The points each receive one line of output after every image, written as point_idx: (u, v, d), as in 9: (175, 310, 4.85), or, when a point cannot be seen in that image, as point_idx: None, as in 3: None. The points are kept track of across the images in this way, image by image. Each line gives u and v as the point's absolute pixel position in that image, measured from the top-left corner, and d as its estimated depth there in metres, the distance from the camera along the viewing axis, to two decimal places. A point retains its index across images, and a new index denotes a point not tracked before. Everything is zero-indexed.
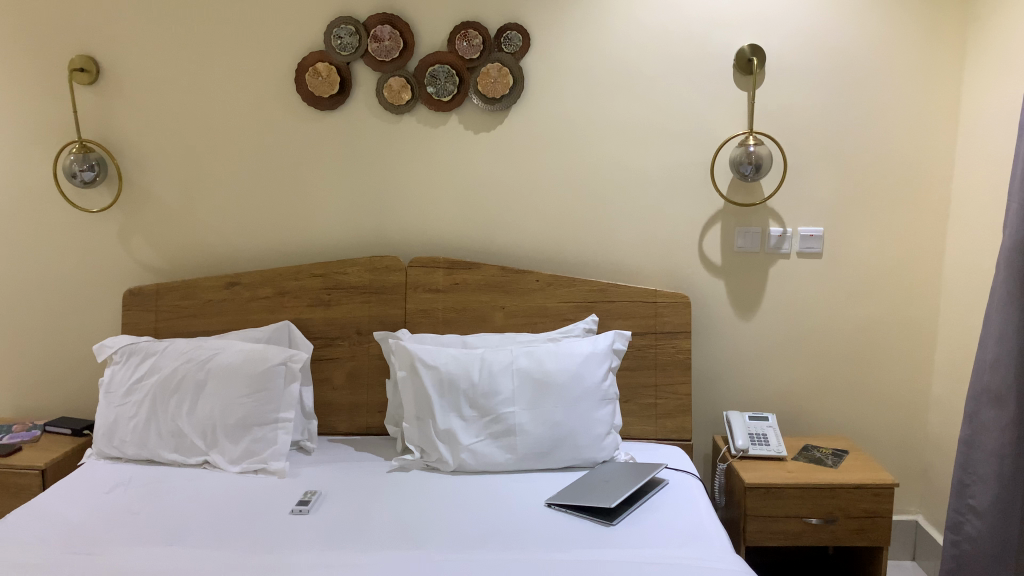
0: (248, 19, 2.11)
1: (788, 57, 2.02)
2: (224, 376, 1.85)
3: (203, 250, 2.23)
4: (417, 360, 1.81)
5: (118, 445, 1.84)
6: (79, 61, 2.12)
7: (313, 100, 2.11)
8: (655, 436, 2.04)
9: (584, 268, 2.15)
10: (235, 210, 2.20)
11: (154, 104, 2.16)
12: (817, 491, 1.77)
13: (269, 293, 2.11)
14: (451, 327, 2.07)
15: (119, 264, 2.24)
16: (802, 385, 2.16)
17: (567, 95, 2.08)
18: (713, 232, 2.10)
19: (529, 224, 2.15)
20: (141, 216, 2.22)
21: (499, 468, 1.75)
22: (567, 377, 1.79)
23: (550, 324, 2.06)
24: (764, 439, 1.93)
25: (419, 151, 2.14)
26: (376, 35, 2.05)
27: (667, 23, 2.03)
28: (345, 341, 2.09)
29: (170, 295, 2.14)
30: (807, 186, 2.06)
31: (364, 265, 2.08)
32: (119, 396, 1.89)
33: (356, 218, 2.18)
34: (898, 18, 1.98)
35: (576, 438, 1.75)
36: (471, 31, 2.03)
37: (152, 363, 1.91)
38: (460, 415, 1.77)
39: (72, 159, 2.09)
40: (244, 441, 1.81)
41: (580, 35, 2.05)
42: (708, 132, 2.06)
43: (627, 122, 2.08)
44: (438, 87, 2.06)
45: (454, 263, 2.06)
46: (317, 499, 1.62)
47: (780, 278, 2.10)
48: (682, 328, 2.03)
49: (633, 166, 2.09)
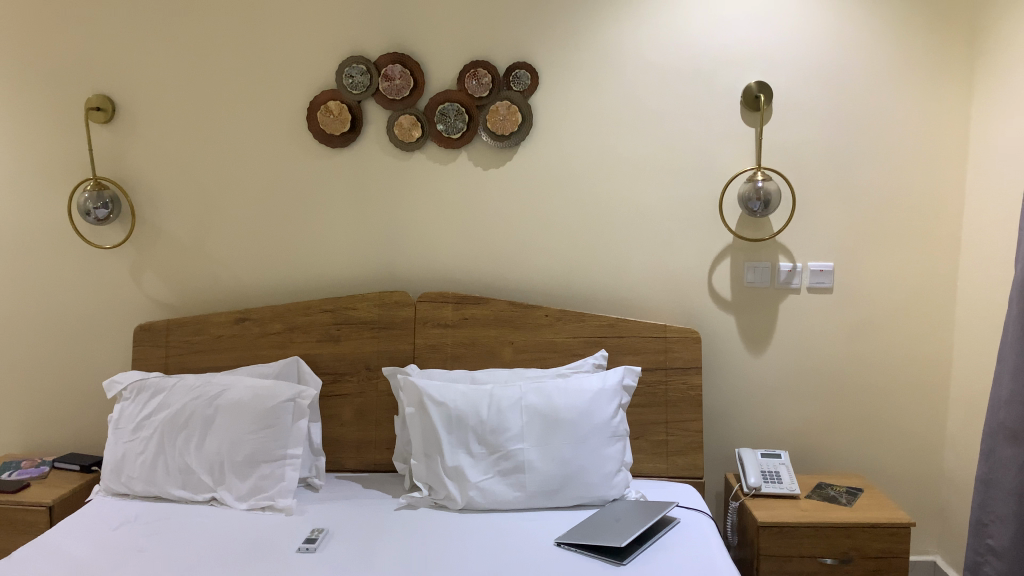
0: (261, 59, 2.15)
1: (794, 94, 2.03)
2: (232, 413, 1.85)
3: (214, 285, 2.24)
4: (426, 396, 1.80)
5: (126, 481, 1.83)
6: (94, 101, 2.16)
7: (324, 137, 2.13)
8: (666, 474, 2.02)
9: (593, 303, 2.15)
10: (246, 246, 2.22)
11: (168, 142, 2.20)
12: (831, 531, 1.74)
13: (279, 328, 2.12)
14: (460, 362, 2.06)
15: (130, 299, 2.26)
16: (815, 421, 2.13)
17: (574, 133, 2.10)
18: (722, 267, 2.10)
19: (538, 260, 2.15)
20: (153, 252, 2.24)
21: (507, 506, 1.73)
22: (576, 414, 1.77)
23: (558, 359, 2.05)
24: (777, 476, 1.90)
25: (428, 187, 2.16)
26: (387, 74, 2.08)
27: (673, 61, 2.05)
28: (354, 377, 2.09)
29: (180, 331, 2.15)
30: (816, 220, 2.06)
31: (373, 300, 2.08)
32: (128, 432, 1.89)
33: (365, 254, 2.19)
34: (905, 54, 2.00)
35: (585, 476, 1.73)
36: (480, 69, 2.06)
37: (161, 400, 1.91)
38: (468, 452, 1.75)
39: (86, 197, 2.12)
40: (251, 477, 1.80)
41: (586, 73, 2.08)
42: (716, 168, 2.07)
43: (634, 158, 2.09)
44: (447, 124, 2.08)
45: (463, 297, 2.06)
46: (323, 536, 1.60)
47: (791, 313, 2.09)
48: (693, 364, 2.01)
49: (640, 201, 2.10)
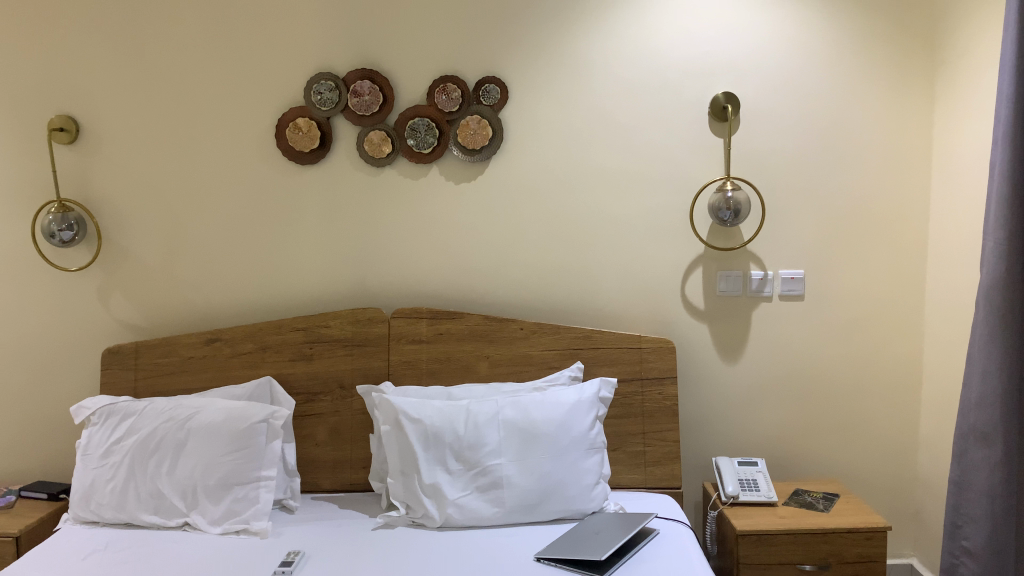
0: (228, 77, 2.13)
1: (761, 105, 2.06)
2: (204, 436, 1.81)
3: (182, 306, 2.20)
4: (402, 414, 1.78)
5: (95, 509, 1.79)
6: (58, 121, 2.13)
7: (293, 155, 2.12)
8: (645, 485, 2.01)
9: (568, 315, 2.15)
10: (215, 265, 2.19)
11: (134, 162, 2.17)
12: (809, 537, 1.74)
13: (251, 348, 2.09)
14: (435, 378, 2.04)
15: (97, 322, 2.21)
16: (789, 428, 2.15)
17: (546, 146, 2.11)
18: (694, 276, 2.11)
19: (511, 273, 2.15)
20: (120, 274, 2.20)
21: (486, 523, 1.71)
22: (553, 427, 1.77)
23: (535, 372, 2.04)
24: (754, 484, 1.91)
25: (399, 203, 2.15)
26: (356, 90, 2.07)
27: (641, 73, 2.07)
28: (328, 396, 2.06)
29: (149, 353, 2.11)
30: (785, 228, 2.09)
31: (346, 318, 2.06)
32: (96, 458, 1.85)
33: (336, 271, 2.17)
34: (866, 64, 2.04)
35: (564, 490, 1.72)
36: (450, 84, 2.06)
37: (130, 424, 1.87)
38: (446, 469, 1.73)
39: (50, 219, 2.08)
40: (225, 501, 1.77)
41: (556, 86, 2.09)
42: (686, 179, 2.09)
43: (605, 170, 2.10)
44: (418, 139, 2.08)
45: (437, 313, 2.05)
46: (299, 559, 1.57)
47: (763, 321, 2.11)
48: (668, 373, 2.02)
49: (611, 213, 2.11)
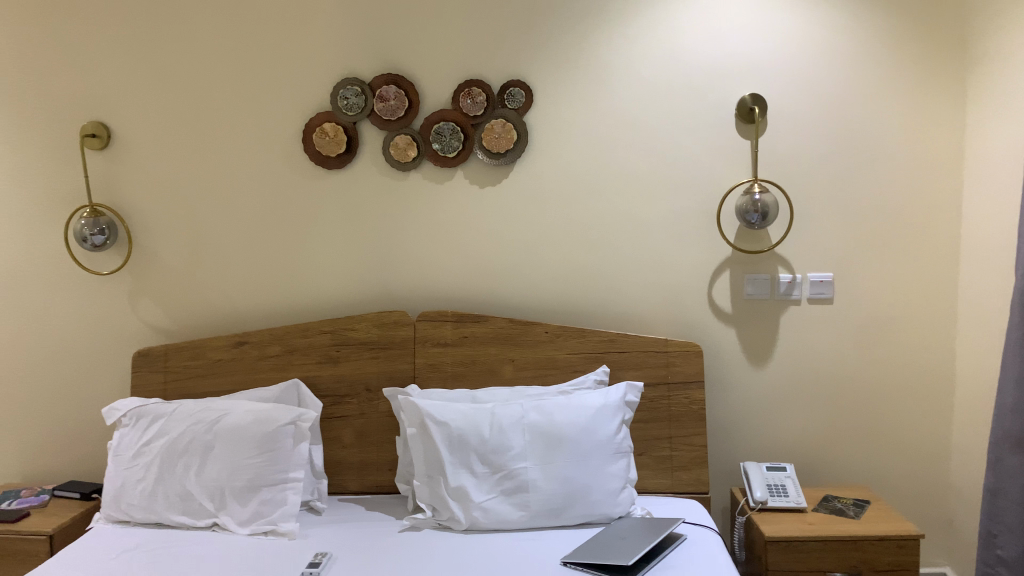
0: (256, 83, 2.15)
1: (789, 106, 2.04)
2: (232, 438, 1.83)
3: (211, 309, 2.23)
4: (427, 417, 1.79)
5: (126, 509, 1.81)
6: (90, 127, 2.16)
7: (320, 159, 2.13)
8: (672, 490, 2.00)
9: (593, 319, 2.14)
10: (243, 269, 2.21)
11: (163, 167, 2.20)
12: (839, 544, 1.72)
13: (278, 351, 2.10)
14: (460, 381, 2.05)
15: (127, 325, 2.24)
16: (818, 433, 2.12)
17: (571, 149, 2.10)
18: (721, 280, 2.10)
19: (536, 276, 2.14)
20: (151, 278, 2.23)
21: (511, 526, 1.71)
22: (578, 431, 1.76)
23: (560, 376, 2.03)
24: (783, 490, 1.88)
25: (425, 206, 2.15)
26: (382, 95, 2.09)
27: (667, 75, 2.06)
28: (354, 399, 2.07)
29: (178, 356, 2.14)
30: (814, 231, 2.06)
31: (372, 321, 2.07)
32: (127, 459, 1.87)
33: (362, 274, 2.19)
34: (894, 64, 2.01)
35: (590, 494, 1.71)
36: (475, 88, 2.07)
37: (160, 426, 1.89)
38: (471, 473, 1.73)
39: (83, 224, 2.11)
40: (252, 502, 1.78)
41: (581, 89, 2.08)
42: (713, 181, 2.07)
43: (630, 173, 2.09)
44: (443, 143, 2.09)
45: (462, 316, 2.05)
46: (326, 560, 1.58)
47: (791, 325, 2.09)
48: (695, 377, 2.00)
49: (636, 215, 2.10)
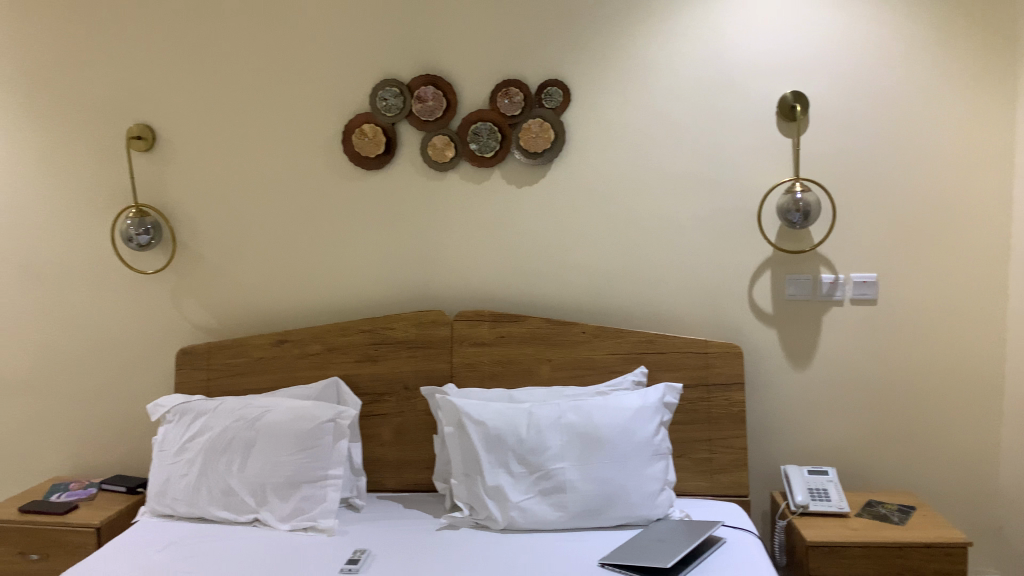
0: (297, 85, 2.18)
1: (832, 104, 2.00)
2: (273, 435, 1.85)
3: (253, 308, 2.26)
4: (464, 416, 1.79)
5: (170, 503, 1.85)
6: (136, 130, 2.22)
7: (359, 160, 2.15)
8: (710, 493, 1.98)
9: (631, 319, 2.13)
10: (283, 268, 2.24)
11: (207, 169, 2.24)
12: (883, 551, 1.68)
13: (318, 350, 2.13)
14: (497, 381, 2.05)
15: (172, 323, 2.29)
16: (861, 437, 2.08)
17: (609, 148, 2.09)
18: (761, 280, 2.07)
19: (573, 276, 2.14)
20: (194, 277, 2.28)
21: (549, 527, 1.70)
22: (616, 432, 1.75)
23: (597, 376, 2.03)
24: (825, 494, 1.85)
25: (463, 206, 2.16)
26: (420, 96, 2.10)
27: (706, 73, 2.04)
28: (392, 397, 2.09)
29: (221, 353, 2.18)
30: (857, 231, 2.02)
31: (410, 320, 2.09)
32: (171, 455, 1.91)
33: (400, 274, 2.20)
34: (942, 60, 1.96)
35: (628, 496, 1.70)
36: (512, 88, 2.07)
37: (203, 422, 1.93)
38: (509, 472, 1.73)
39: (129, 224, 2.18)
40: (293, 499, 1.81)
41: (619, 88, 2.07)
42: (753, 180, 2.05)
43: (669, 172, 2.08)
44: (480, 143, 2.10)
45: (499, 315, 2.06)
46: (365, 557, 1.59)
47: (833, 327, 2.05)
48: (734, 379, 1.98)
49: (675, 215, 2.08)
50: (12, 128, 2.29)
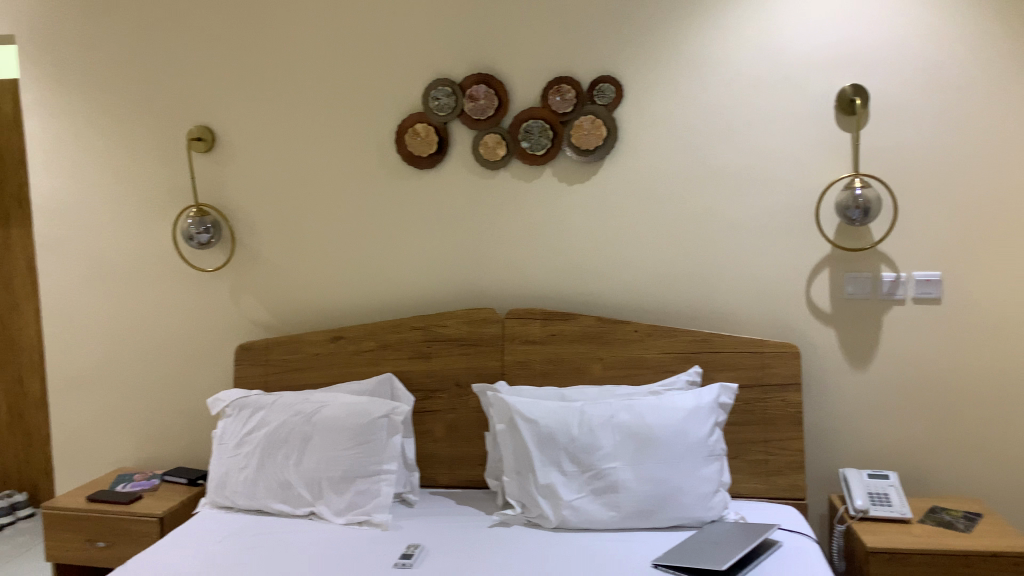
0: (351, 85, 2.21)
1: (893, 97, 1.94)
2: (329, 430, 1.89)
3: (309, 305, 2.31)
4: (516, 414, 1.80)
5: (230, 495, 1.90)
6: (196, 131, 2.28)
7: (412, 159, 2.18)
8: (766, 495, 1.94)
9: (685, 318, 2.10)
10: (338, 266, 2.28)
11: (264, 169, 2.29)
12: (948, 559, 1.62)
13: (371, 346, 2.16)
14: (549, 379, 2.05)
15: (231, 319, 2.35)
16: (924, 440, 2.01)
17: (662, 145, 2.07)
18: (818, 278, 2.02)
19: (626, 274, 2.12)
20: (253, 275, 2.33)
21: (601, 526, 1.69)
22: (670, 432, 1.73)
23: (650, 375, 2.01)
24: (886, 499, 1.80)
25: (515, 204, 2.16)
26: (472, 95, 2.11)
27: (762, 67, 2.00)
28: (445, 394, 2.10)
29: (278, 349, 2.22)
30: (920, 228, 1.96)
31: (462, 317, 2.10)
32: (231, 448, 1.96)
33: (453, 272, 2.22)
34: (1011, 49, 1.88)
35: (682, 497, 1.68)
36: (564, 85, 2.06)
37: (261, 416, 1.98)
38: (561, 471, 1.73)
39: (190, 223, 2.25)
40: (348, 493, 1.84)
41: (672, 84, 2.05)
42: (810, 176, 2.00)
43: (723, 168, 2.04)
44: (532, 141, 2.10)
45: (551, 313, 2.05)
46: (419, 552, 1.61)
47: (895, 326, 1.99)
48: (791, 380, 1.94)
49: (729, 212, 2.05)
50: (80, 131, 2.37)
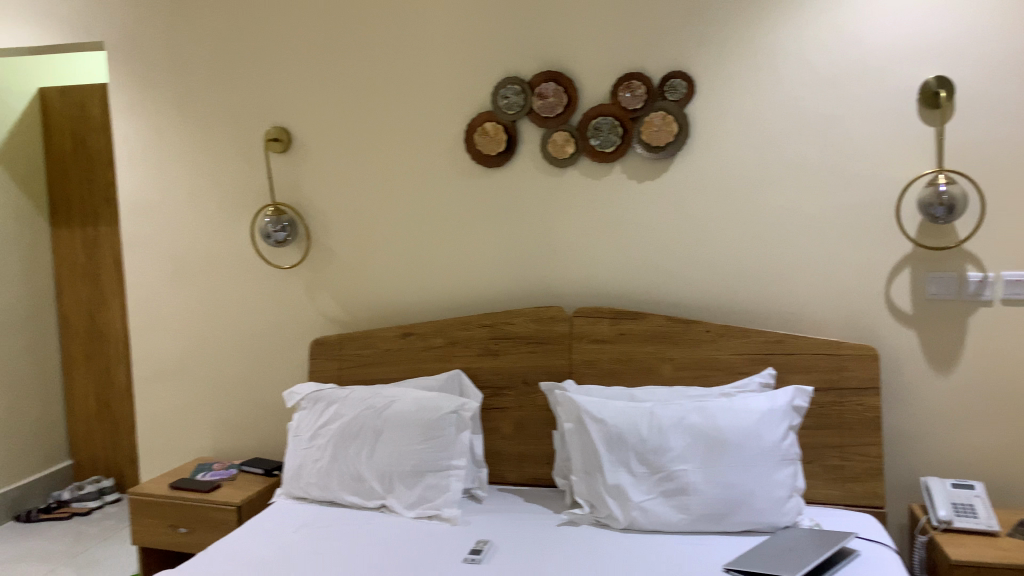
0: (422, 85, 2.24)
1: (981, 88, 1.85)
2: (399, 425, 1.92)
3: (380, 302, 2.35)
4: (585, 413, 1.80)
5: (304, 486, 1.96)
6: (273, 132, 2.35)
7: (481, 158, 2.19)
8: (843, 502, 1.88)
9: (758, 318, 2.05)
10: (409, 263, 2.32)
11: (338, 168, 2.34)
12: None
13: (441, 343, 2.19)
14: (618, 379, 2.03)
15: (305, 315, 2.42)
16: (1013, 449, 1.91)
17: (735, 141, 2.03)
18: (899, 279, 1.94)
19: (697, 273, 2.09)
20: (326, 272, 2.39)
21: (671, 529, 1.68)
22: (742, 435, 1.70)
23: (722, 377, 1.97)
24: (971, 510, 1.72)
25: (584, 203, 2.15)
26: (541, 93, 2.12)
27: (840, 59, 1.94)
28: (512, 391, 2.11)
29: (351, 345, 2.28)
30: (1010, 225, 1.86)
31: (530, 315, 2.11)
32: (306, 440, 2.02)
33: (521, 270, 2.23)
34: None
35: (755, 501, 1.65)
36: (634, 81, 2.05)
37: (334, 410, 2.03)
38: (630, 471, 1.72)
39: (268, 222, 2.34)
40: (418, 487, 1.87)
41: (746, 78, 2.00)
42: (891, 172, 1.93)
43: (799, 164, 1.99)
44: (602, 138, 2.08)
45: (620, 312, 2.04)
46: (488, 549, 1.63)
47: (982, 329, 1.90)
48: (869, 383, 1.87)
49: (805, 210, 1.99)
50: (165, 133, 2.48)
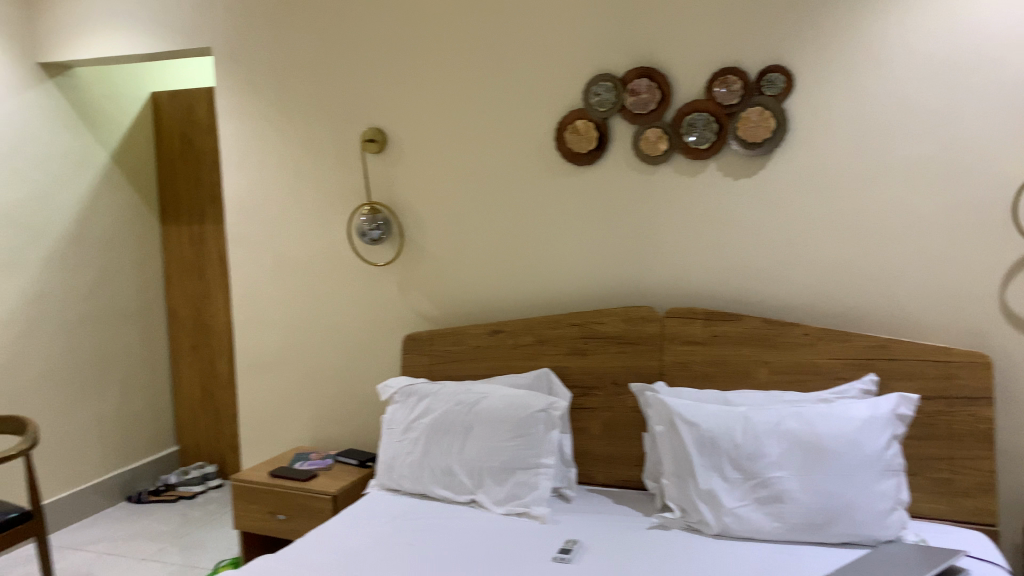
0: (514, 84, 2.26)
1: None
2: (489, 421, 1.95)
3: (471, 300, 2.39)
4: (676, 416, 1.78)
5: (397, 478, 2.01)
6: (369, 133, 2.42)
7: (572, 156, 2.19)
8: (951, 517, 1.79)
9: (861, 322, 1.97)
10: (499, 262, 2.34)
11: (431, 167, 2.39)
12: None
13: (530, 341, 2.20)
14: (710, 382, 2.00)
15: (398, 311, 2.48)
16: None
17: (837, 137, 1.95)
18: (1017, 283, 1.83)
19: (794, 274, 2.03)
20: (418, 269, 2.45)
21: (766, 537, 1.63)
22: (842, 444, 1.63)
23: (820, 382, 1.91)
24: None
25: (676, 202, 2.12)
26: (633, 89, 2.09)
27: (952, 49, 1.83)
28: (601, 391, 2.10)
29: (442, 341, 2.32)
30: None
31: (620, 315, 2.09)
32: (398, 433, 2.07)
33: (612, 270, 2.21)
34: None
35: (856, 513, 1.58)
36: (731, 76, 2.00)
37: (426, 405, 2.07)
38: (723, 477, 1.69)
39: (363, 220, 2.44)
40: (507, 484, 1.89)
41: (849, 71, 1.92)
42: (1009, 169, 1.81)
43: (905, 161, 1.90)
44: (696, 135, 2.05)
45: (713, 314, 2.00)
46: (577, 548, 1.63)
47: None
48: (982, 393, 1.77)
49: (912, 209, 1.90)
50: (267, 136, 2.59)
